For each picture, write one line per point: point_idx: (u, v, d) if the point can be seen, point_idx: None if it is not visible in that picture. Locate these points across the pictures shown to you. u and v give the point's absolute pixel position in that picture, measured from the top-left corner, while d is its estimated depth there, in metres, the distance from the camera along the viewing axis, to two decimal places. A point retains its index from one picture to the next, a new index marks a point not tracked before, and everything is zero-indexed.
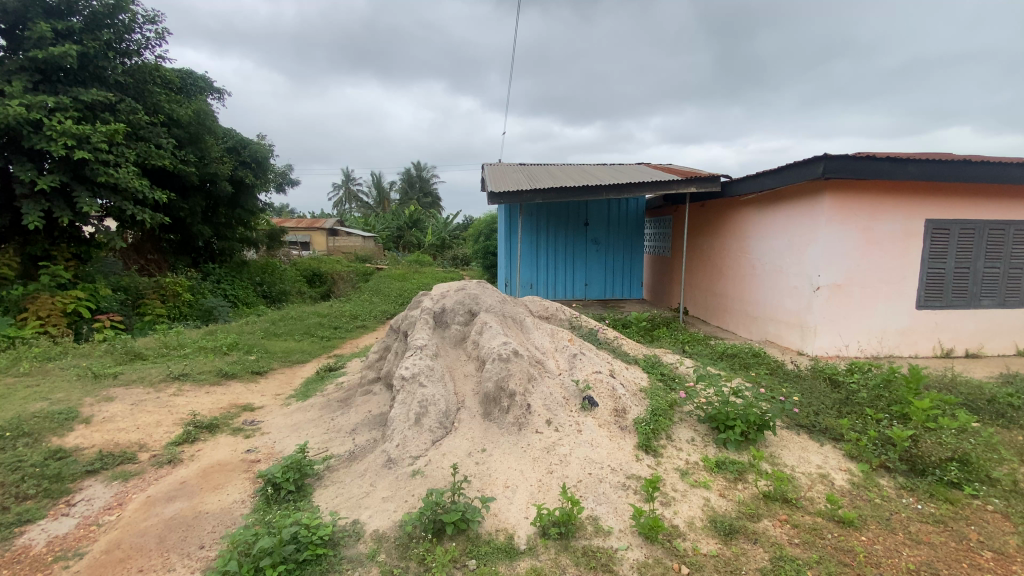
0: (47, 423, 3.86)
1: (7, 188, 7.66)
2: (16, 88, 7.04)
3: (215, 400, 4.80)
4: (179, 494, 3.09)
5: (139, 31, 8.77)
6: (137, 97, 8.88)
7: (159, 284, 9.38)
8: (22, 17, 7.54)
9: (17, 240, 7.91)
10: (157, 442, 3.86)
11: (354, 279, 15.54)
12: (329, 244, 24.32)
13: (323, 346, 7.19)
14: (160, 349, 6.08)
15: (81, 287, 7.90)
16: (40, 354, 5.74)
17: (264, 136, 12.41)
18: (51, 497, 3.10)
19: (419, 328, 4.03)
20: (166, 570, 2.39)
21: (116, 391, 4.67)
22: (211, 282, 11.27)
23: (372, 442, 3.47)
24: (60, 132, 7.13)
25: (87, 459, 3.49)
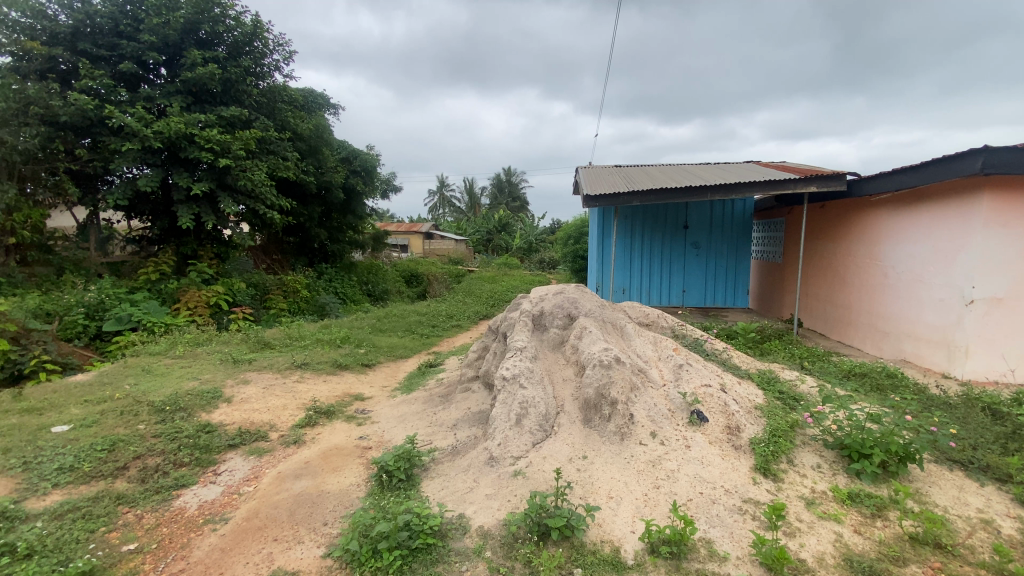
0: (198, 400, 4.47)
1: (166, 197, 8.99)
2: (175, 108, 8.21)
3: (332, 388, 5.24)
4: (304, 472, 3.40)
5: (273, 56, 9.97)
6: (269, 114, 10.08)
7: (283, 282, 10.48)
8: (179, 48, 8.78)
9: (173, 241, 9.31)
10: (284, 423, 4.30)
11: (447, 281, 16.20)
12: (424, 247, 25.65)
13: (422, 343, 7.56)
14: (284, 340, 6.76)
15: (221, 282, 9.07)
16: (190, 340, 6.64)
17: (372, 146, 13.44)
18: (202, 466, 3.56)
19: (519, 330, 4.09)
20: (296, 542, 2.62)
21: (251, 375, 5.30)
22: (325, 281, 12.35)
23: (473, 439, 3.58)
24: (210, 144, 8.26)
25: (230, 434, 3.98)
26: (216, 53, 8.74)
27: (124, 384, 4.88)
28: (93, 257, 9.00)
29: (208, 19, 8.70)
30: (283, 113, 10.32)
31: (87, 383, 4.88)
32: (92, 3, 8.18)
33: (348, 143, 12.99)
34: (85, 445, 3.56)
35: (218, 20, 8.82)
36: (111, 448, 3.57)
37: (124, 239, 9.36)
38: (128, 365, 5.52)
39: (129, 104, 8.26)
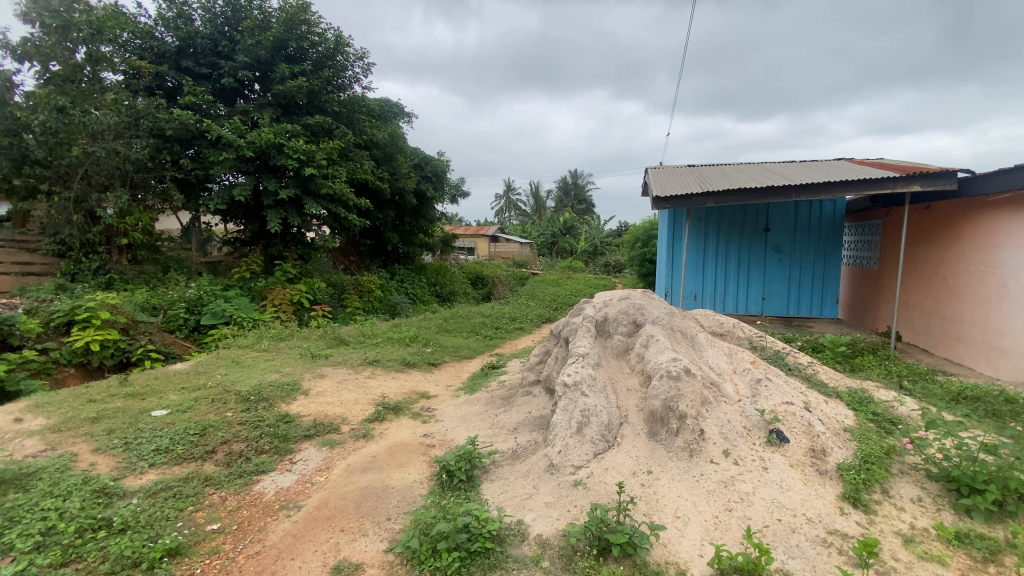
0: (280, 391, 4.80)
1: (257, 203, 9.78)
2: (267, 120, 8.92)
3: (400, 385, 5.43)
4: (371, 466, 3.53)
5: (353, 68, 10.56)
6: (349, 123, 10.69)
7: (359, 282, 11.05)
8: (270, 65, 9.53)
9: (263, 243, 10.11)
10: (355, 417, 4.51)
11: (512, 283, 16.32)
12: (490, 250, 26.04)
13: (486, 345, 7.65)
14: (357, 337, 7.11)
15: (304, 281, 9.73)
16: (275, 334, 7.17)
17: (442, 152, 13.85)
18: (280, 454, 3.80)
19: (582, 336, 4.01)
20: (360, 535, 2.72)
21: (326, 370, 5.61)
22: (397, 281, 12.88)
23: (534, 445, 3.55)
24: (297, 152, 8.90)
25: (306, 425, 4.23)
26: (302, 68, 9.40)
27: (216, 373, 5.35)
28: (194, 257, 9.95)
29: (296, 36, 9.40)
30: (362, 122, 10.89)
31: (185, 372, 5.40)
32: (195, 26, 9.10)
33: (421, 149, 13.48)
34: (180, 429, 3.93)
35: (304, 37, 9.54)
36: (202, 433, 3.91)
37: (221, 240, 10.31)
38: (220, 357, 6.05)
39: (226, 118, 9.09)
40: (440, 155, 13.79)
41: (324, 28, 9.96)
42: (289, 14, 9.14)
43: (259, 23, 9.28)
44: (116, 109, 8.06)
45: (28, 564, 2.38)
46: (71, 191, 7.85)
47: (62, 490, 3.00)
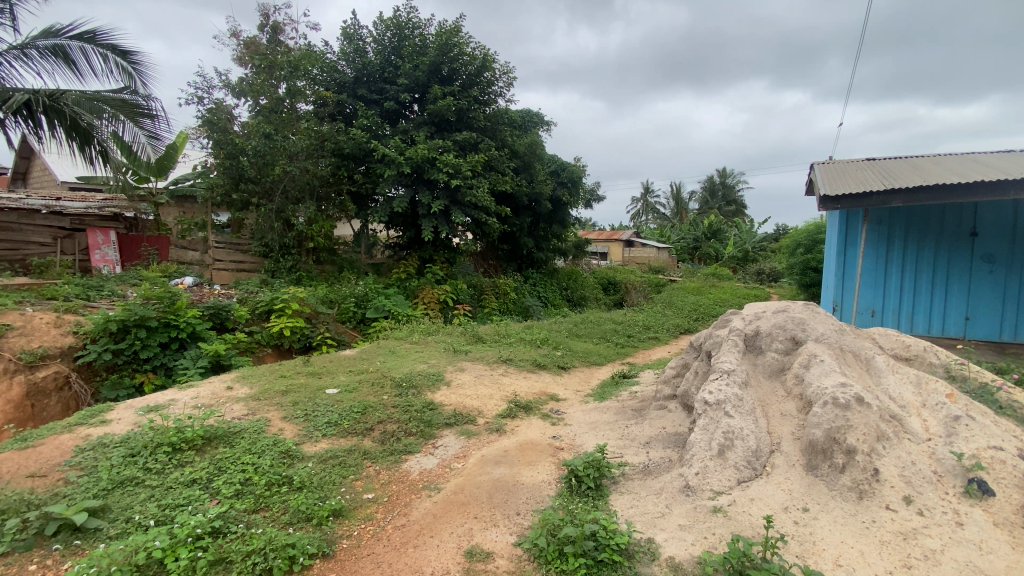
0: (426, 381, 5.28)
1: (412, 212, 10.86)
2: (422, 137, 9.90)
3: (532, 385, 5.58)
4: (503, 460, 3.68)
5: (498, 83, 11.19)
6: (493, 135, 11.35)
7: (496, 284, 11.61)
8: (425, 86, 10.53)
9: (415, 247, 11.22)
10: (490, 411, 4.75)
11: (647, 290, 15.73)
12: (625, 254, 25.42)
13: (617, 352, 7.49)
14: (493, 336, 7.49)
15: (449, 282, 10.57)
16: (423, 329, 7.90)
17: (579, 157, 13.93)
18: (424, 438, 4.17)
19: (727, 350, 3.70)
20: (491, 525, 2.86)
21: (466, 364, 6.01)
22: (530, 285, 13.26)
23: (668, 463, 3.38)
24: (448, 166, 9.76)
25: (447, 414, 4.58)
26: (453, 87, 10.23)
27: (375, 360, 6.07)
28: (361, 258, 11.39)
29: (449, 58, 10.27)
30: (504, 133, 11.46)
31: (351, 357, 6.23)
32: (367, 57, 10.46)
33: (558, 156, 13.74)
34: (347, 406, 4.55)
35: (456, 58, 10.37)
36: (363, 411, 4.47)
37: (383, 245, 11.68)
38: (378, 346, 6.86)
39: (390, 136, 10.29)
40: (577, 160, 13.88)
41: (473, 47, 10.72)
42: (443, 39, 10.04)
43: (418, 49, 10.33)
44: (307, 134, 9.62)
45: (232, 506, 2.96)
46: (274, 203, 9.57)
47: (257, 449, 3.66)
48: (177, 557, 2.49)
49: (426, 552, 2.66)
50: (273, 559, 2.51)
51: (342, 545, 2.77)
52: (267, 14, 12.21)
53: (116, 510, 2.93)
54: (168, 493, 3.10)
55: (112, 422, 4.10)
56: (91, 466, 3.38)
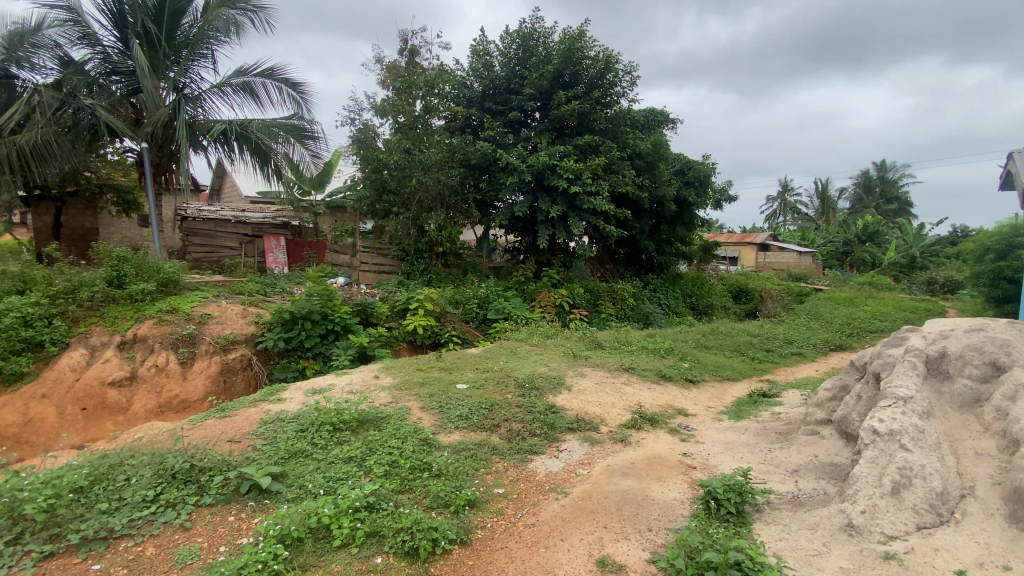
0: (548, 384, 5.33)
1: (531, 217, 11.09)
2: (544, 143, 10.08)
3: (657, 397, 5.35)
4: (630, 472, 3.56)
5: (621, 83, 10.99)
6: (615, 137, 11.17)
7: (613, 289, 11.36)
8: (548, 93, 10.70)
9: (533, 252, 11.47)
10: (613, 420, 4.64)
11: (786, 300, 14.22)
12: (759, 260, 23.24)
13: (753, 367, 6.86)
14: (614, 343, 7.32)
15: (565, 286, 10.62)
16: (543, 332, 7.99)
17: (708, 155, 13.08)
18: (548, 439, 4.21)
19: (901, 373, 3.20)
20: (622, 537, 2.79)
21: (587, 370, 5.96)
22: (650, 290, 12.71)
23: (823, 496, 3.02)
24: (567, 171, 9.82)
25: (570, 418, 4.58)
26: (576, 91, 10.28)
27: (499, 360, 6.31)
28: (483, 262, 11.91)
29: (572, 63, 10.33)
30: (626, 135, 11.21)
31: (478, 356, 6.54)
32: (494, 71, 10.91)
33: (684, 155, 13.06)
34: (476, 402, 4.78)
35: (580, 63, 10.38)
36: (490, 408, 4.67)
37: (502, 249, 12.10)
38: (502, 347, 7.09)
39: (513, 144, 10.63)
40: (705, 159, 13.06)
41: (596, 50, 10.63)
42: (567, 45, 10.12)
43: (543, 57, 10.49)
44: (439, 147, 10.36)
45: (383, 485, 3.27)
46: (410, 212, 10.39)
47: (401, 434, 4.00)
48: (340, 526, 2.83)
49: (557, 555, 2.68)
50: (419, 539, 2.72)
51: (476, 536, 2.91)
52: (406, 39, 13.37)
53: (291, 477, 3.42)
54: (330, 466, 3.53)
55: (285, 401, 4.78)
56: (271, 436, 3.98)
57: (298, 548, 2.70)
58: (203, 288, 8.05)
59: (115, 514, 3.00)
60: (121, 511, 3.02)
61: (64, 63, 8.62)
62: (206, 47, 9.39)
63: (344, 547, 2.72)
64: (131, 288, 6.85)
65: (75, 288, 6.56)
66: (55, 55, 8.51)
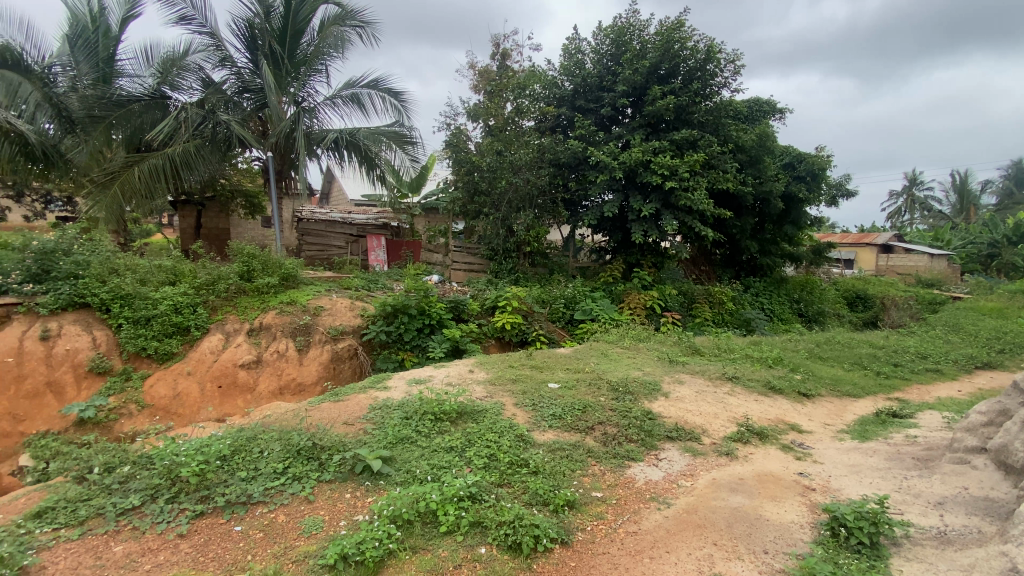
0: (643, 389, 5.16)
1: (622, 216, 10.83)
2: (638, 139, 9.78)
3: (765, 410, 4.96)
4: (740, 488, 3.35)
5: (723, 73, 10.36)
6: (715, 131, 10.56)
7: (709, 292, 10.74)
8: (642, 88, 10.37)
9: (623, 252, 11.19)
10: (716, 431, 4.38)
11: (915, 308, 12.59)
12: (879, 263, 20.76)
13: (878, 383, 6.14)
14: (713, 350, 6.92)
15: (657, 288, 10.23)
16: (635, 335, 7.76)
17: (821, 147, 11.95)
18: (646, 447, 4.08)
19: None
20: (735, 556, 2.63)
21: (685, 377, 5.69)
22: (752, 295, 11.87)
23: (978, 535, 2.63)
24: (662, 167, 9.44)
25: (669, 426, 4.39)
26: (673, 84, 9.86)
27: (590, 361, 6.23)
28: (570, 262, 11.84)
29: (669, 55, 9.92)
30: (728, 127, 10.55)
31: (568, 356, 6.51)
32: (586, 68, 10.77)
33: (793, 147, 12.04)
34: (568, 402, 4.75)
35: (677, 55, 9.93)
36: (583, 410, 4.62)
37: (591, 248, 11.94)
38: (592, 348, 6.99)
39: (605, 142, 10.44)
40: (819, 150, 11.93)
41: (696, 41, 10.12)
42: (664, 37, 9.73)
43: (638, 52, 10.16)
44: (530, 147, 10.45)
45: (484, 477, 3.37)
46: (500, 212, 10.57)
47: (498, 429, 4.09)
48: (446, 512, 2.95)
49: (664, 567, 2.59)
50: (522, 534, 2.76)
51: (578, 537, 2.90)
52: (499, 43, 13.66)
53: (399, 462, 3.63)
54: (433, 454, 3.70)
55: (390, 389, 5.10)
56: (379, 422, 4.27)
57: (409, 530, 2.86)
58: (317, 283, 8.83)
59: (253, 482, 3.37)
60: (257, 480, 3.39)
61: (206, 84, 9.84)
62: (321, 63, 10.29)
63: (450, 534, 2.84)
64: (259, 282, 7.70)
65: (215, 281, 7.49)
66: (199, 77, 9.75)
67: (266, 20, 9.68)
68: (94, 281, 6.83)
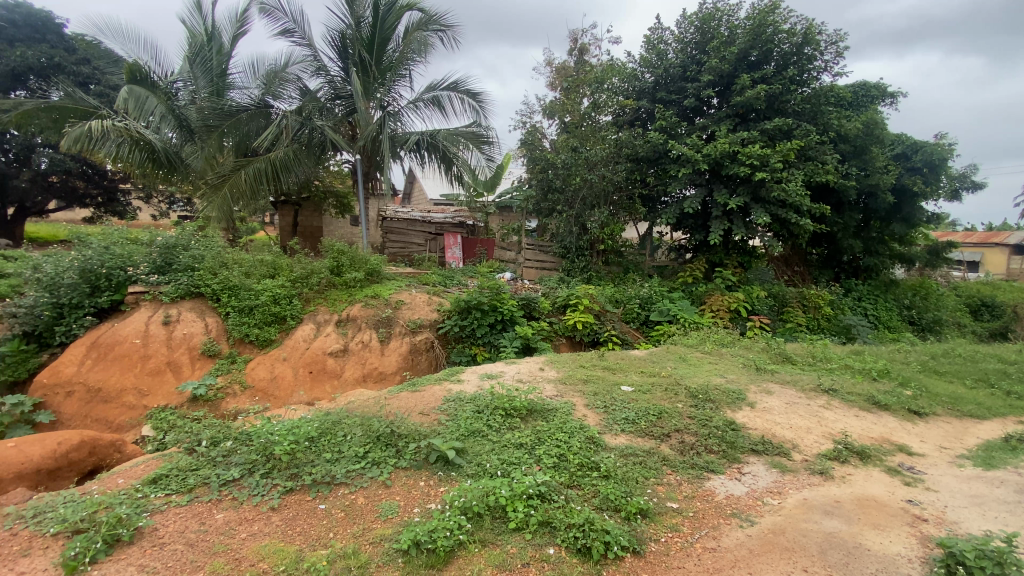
0: (726, 397, 4.85)
1: (705, 212, 10.28)
2: (724, 130, 9.22)
3: (867, 427, 4.47)
4: (836, 512, 3.04)
5: (823, 57, 9.50)
6: (812, 119, 9.72)
7: (804, 295, 9.90)
8: (730, 77, 9.76)
9: (706, 250, 10.62)
10: (808, 447, 4.02)
11: None
12: (1013, 267, 18.02)
13: (1011, 405, 5.31)
14: (806, 358, 6.36)
15: (742, 289, 9.58)
16: (717, 339, 7.32)
17: (942, 134, 10.61)
18: (727, 459, 3.83)
19: None
20: None
21: (773, 387, 5.27)
22: (852, 299, 10.79)
23: None
24: (751, 158, 8.82)
25: (754, 439, 4.09)
26: (765, 71, 9.19)
27: (668, 365, 5.97)
28: (647, 260, 11.44)
29: (761, 40, 9.25)
30: (827, 115, 9.66)
31: (644, 358, 6.29)
32: (669, 59, 10.32)
33: (907, 136, 10.80)
34: (643, 407, 4.58)
35: (771, 39, 9.24)
36: (659, 416, 4.43)
37: (669, 247, 11.46)
38: (669, 351, 6.69)
39: (687, 135, 9.96)
40: (939, 138, 10.59)
41: (792, 23, 9.36)
42: (756, 21, 9.07)
43: (726, 39, 9.58)
44: (608, 143, 10.22)
45: (554, 477, 3.33)
46: (574, 209, 10.44)
47: (568, 429, 4.04)
48: (515, 508, 2.95)
49: None
50: (592, 539, 2.70)
51: (651, 548, 2.78)
52: (576, 39, 13.48)
53: (471, 454, 3.70)
54: (504, 450, 3.73)
55: (463, 382, 5.22)
56: (453, 414, 4.37)
57: (479, 523, 2.89)
58: (398, 278, 9.24)
59: (336, 464, 3.59)
60: (340, 462, 3.60)
61: (303, 92, 10.62)
62: (405, 67, 10.74)
63: (519, 531, 2.83)
64: (346, 276, 8.22)
65: (308, 275, 8.10)
66: (297, 87, 10.56)
67: (356, 29, 10.24)
68: (208, 273, 7.64)
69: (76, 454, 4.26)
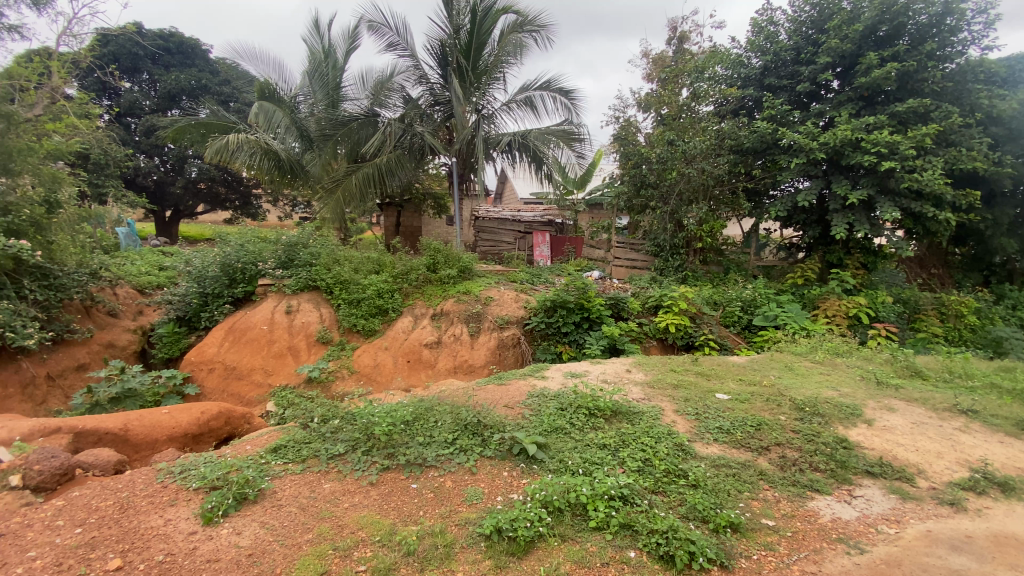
0: (837, 412, 4.40)
1: (820, 207, 9.39)
2: (845, 116, 8.30)
3: (1018, 457, 3.80)
4: (970, 553, 2.64)
5: (972, 26, 8.19)
6: (956, 99, 8.44)
7: (942, 301, 8.67)
8: (854, 57, 8.75)
9: (821, 248, 9.69)
10: (937, 474, 3.53)
11: None
12: None
13: None
14: (941, 373, 5.55)
15: (864, 293, 8.57)
16: (830, 348, 6.64)
17: None
18: (836, 479, 3.47)
19: None
20: None
21: (897, 404, 4.68)
22: (1007, 307, 9.20)
23: None
24: (877, 145, 7.85)
25: (869, 460, 3.66)
26: (897, 48, 8.13)
27: (770, 374, 5.53)
28: (751, 260, 10.66)
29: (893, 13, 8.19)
30: (977, 93, 8.33)
31: (742, 365, 5.88)
32: (780, 41, 9.51)
33: None
34: (739, 417, 4.31)
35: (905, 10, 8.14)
36: (758, 427, 4.13)
37: (778, 245, 10.68)
38: (773, 359, 6.20)
39: (800, 123, 9.12)
40: None
41: None
42: None
43: (849, 14, 8.61)
44: (707, 135, 9.66)
45: (637, 480, 3.27)
46: (669, 206, 10.03)
47: (655, 433, 3.93)
48: (596, 508, 2.94)
49: None
50: (675, 547, 2.61)
51: (741, 564, 2.63)
52: (676, 27, 12.89)
53: (554, 450, 3.75)
54: (587, 449, 3.73)
55: (548, 379, 5.28)
56: (537, 409, 4.45)
57: (559, 517, 2.92)
58: (488, 275, 9.54)
59: (428, 447, 3.82)
60: (431, 446, 3.84)
61: (406, 101, 11.36)
62: (500, 70, 11.03)
63: (599, 530, 2.83)
64: (441, 273, 8.66)
65: (407, 271, 8.65)
66: (401, 95, 11.29)
67: (455, 37, 10.70)
68: (322, 268, 8.47)
69: (215, 423, 5.01)
